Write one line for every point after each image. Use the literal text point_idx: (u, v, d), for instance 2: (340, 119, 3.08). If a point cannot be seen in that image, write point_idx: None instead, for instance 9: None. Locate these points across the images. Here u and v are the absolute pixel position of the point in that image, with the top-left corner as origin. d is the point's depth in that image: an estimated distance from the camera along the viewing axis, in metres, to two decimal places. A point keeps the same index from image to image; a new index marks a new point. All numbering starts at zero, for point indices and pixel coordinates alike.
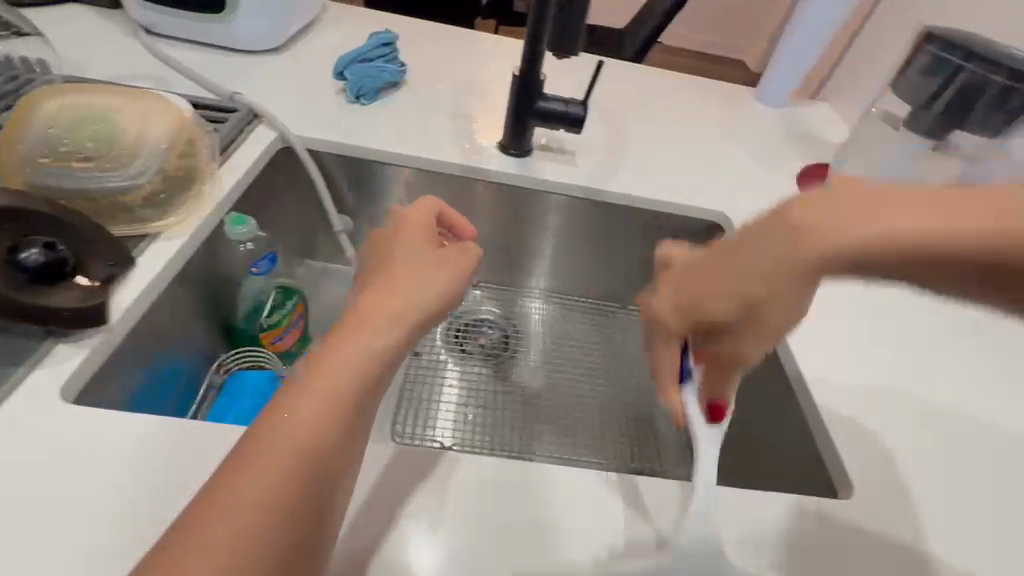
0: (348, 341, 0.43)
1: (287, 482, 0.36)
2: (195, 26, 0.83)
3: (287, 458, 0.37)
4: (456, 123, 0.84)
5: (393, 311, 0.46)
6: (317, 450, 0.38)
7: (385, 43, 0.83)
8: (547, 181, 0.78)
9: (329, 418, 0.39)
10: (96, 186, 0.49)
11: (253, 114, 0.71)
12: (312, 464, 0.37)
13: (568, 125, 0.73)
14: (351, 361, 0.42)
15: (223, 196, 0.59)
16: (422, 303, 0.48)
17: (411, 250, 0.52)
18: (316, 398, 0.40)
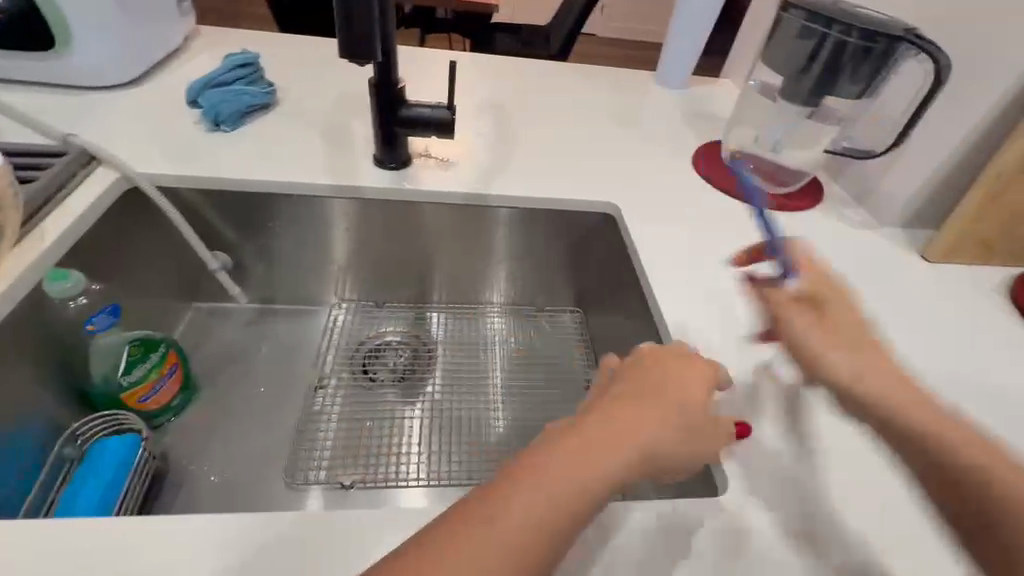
0: (611, 420, 0.39)
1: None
2: (24, 65, 0.75)
3: (507, 560, 0.32)
4: (331, 140, 0.79)
5: (642, 448, 0.38)
6: (541, 563, 0.33)
7: (242, 64, 0.78)
8: (426, 190, 0.75)
9: (553, 532, 0.34)
10: None
11: (88, 155, 0.65)
12: (525, 571, 0.32)
13: (436, 130, 0.70)
14: (600, 460, 0.36)
15: (41, 253, 0.53)
16: (659, 449, 0.38)
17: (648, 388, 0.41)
18: (542, 502, 0.34)
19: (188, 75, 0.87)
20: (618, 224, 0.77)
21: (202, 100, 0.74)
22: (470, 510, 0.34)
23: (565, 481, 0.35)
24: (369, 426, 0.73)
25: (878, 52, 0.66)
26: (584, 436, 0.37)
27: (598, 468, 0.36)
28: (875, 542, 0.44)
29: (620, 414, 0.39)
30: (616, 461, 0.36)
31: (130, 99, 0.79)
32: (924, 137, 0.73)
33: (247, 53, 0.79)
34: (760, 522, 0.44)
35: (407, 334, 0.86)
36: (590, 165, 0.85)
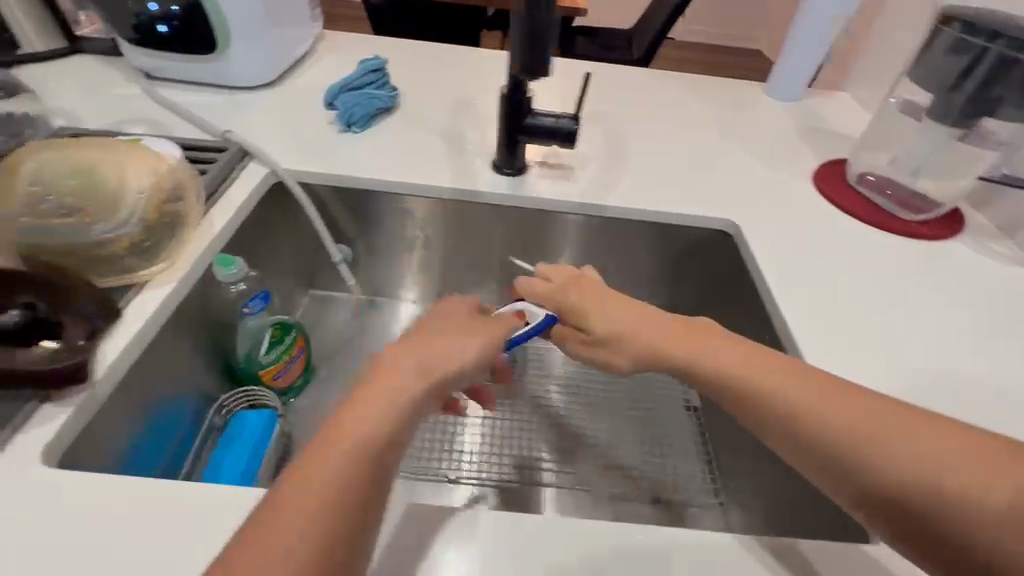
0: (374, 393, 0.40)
1: (321, 507, 0.35)
2: (189, 68, 0.84)
3: (338, 460, 0.36)
4: (450, 144, 0.82)
5: (425, 359, 0.43)
6: (358, 478, 0.36)
7: (374, 69, 0.82)
8: (542, 198, 0.75)
9: (368, 438, 0.37)
10: (78, 241, 0.48)
11: (243, 151, 0.71)
12: (366, 479, 0.37)
13: (560, 139, 0.70)
14: (395, 392, 0.40)
15: (213, 238, 0.58)
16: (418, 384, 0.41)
17: (455, 310, 0.50)
18: (365, 421, 0.38)
19: (319, 79, 0.93)
20: (736, 243, 0.74)
21: (337, 103, 0.78)
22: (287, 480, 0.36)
23: (380, 404, 0.39)
24: (467, 423, 0.75)
25: None
26: (382, 372, 0.42)
27: (394, 401, 0.40)
28: None
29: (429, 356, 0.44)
30: (406, 386, 0.41)
31: (271, 100, 0.86)
32: None
33: (377, 58, 0.83)
34: None
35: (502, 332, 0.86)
36: (703, 179, 0.83)
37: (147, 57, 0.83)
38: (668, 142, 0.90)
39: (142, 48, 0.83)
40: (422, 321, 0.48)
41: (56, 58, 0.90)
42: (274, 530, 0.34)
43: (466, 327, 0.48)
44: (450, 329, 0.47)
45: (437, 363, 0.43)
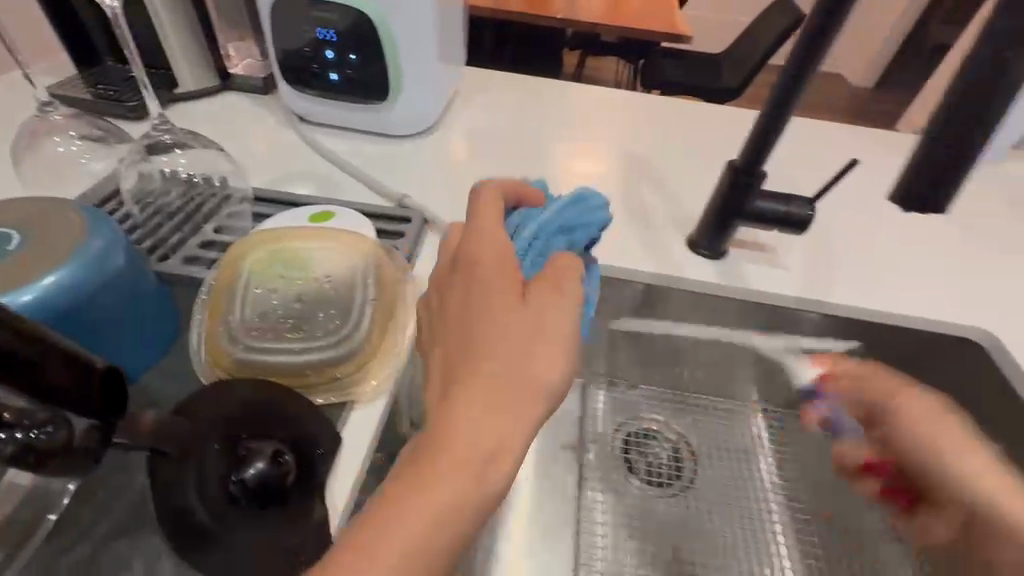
0: (457, 398, 0.33)
1: (453, 509, 0.32)
2: (350, 114, 0.79)
3: (457, 460, 0.32)
4: (630, 212, 0.74)
5: (496, 375, 0.34)
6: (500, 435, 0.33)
7: (592, 203, 0.51)
8: (752, 288, 0.66)
9: (497, 433, 0.33)
10: (303, 357, 0.41)
11: (423, 221, 0.64)
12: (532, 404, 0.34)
13: (789, 227, 0.60)
14: (489, 391, 0.33)
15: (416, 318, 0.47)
16: (516, 361, 0.34)
17: (495, 283, 0.37)
18: (435, 479, 0.32)
19: (472, 128, 0.87)
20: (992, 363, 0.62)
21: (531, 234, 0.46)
22: (414, 467, 0.33)
23: (489, 405, 0.33)
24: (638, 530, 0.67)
25: None
26: (467, 369, 0.34)
27: (501, 434, 0.33)
28: None
29: (466, 375, 0.34)
30: (508, 391, 0.34)
31: (429, 151, 0.80)
32: None
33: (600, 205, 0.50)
34: None
35: (667, 426, 0.76)
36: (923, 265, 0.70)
37: (308, 101, 0.78)
38: (876, 212, 0.75)
39: (303, 92, 0.78)
40: (473, 283, 0.37)
41: (205, 96, 0.86)
42: (396, 545, 0.30)
43: (545, 309, 0.36)
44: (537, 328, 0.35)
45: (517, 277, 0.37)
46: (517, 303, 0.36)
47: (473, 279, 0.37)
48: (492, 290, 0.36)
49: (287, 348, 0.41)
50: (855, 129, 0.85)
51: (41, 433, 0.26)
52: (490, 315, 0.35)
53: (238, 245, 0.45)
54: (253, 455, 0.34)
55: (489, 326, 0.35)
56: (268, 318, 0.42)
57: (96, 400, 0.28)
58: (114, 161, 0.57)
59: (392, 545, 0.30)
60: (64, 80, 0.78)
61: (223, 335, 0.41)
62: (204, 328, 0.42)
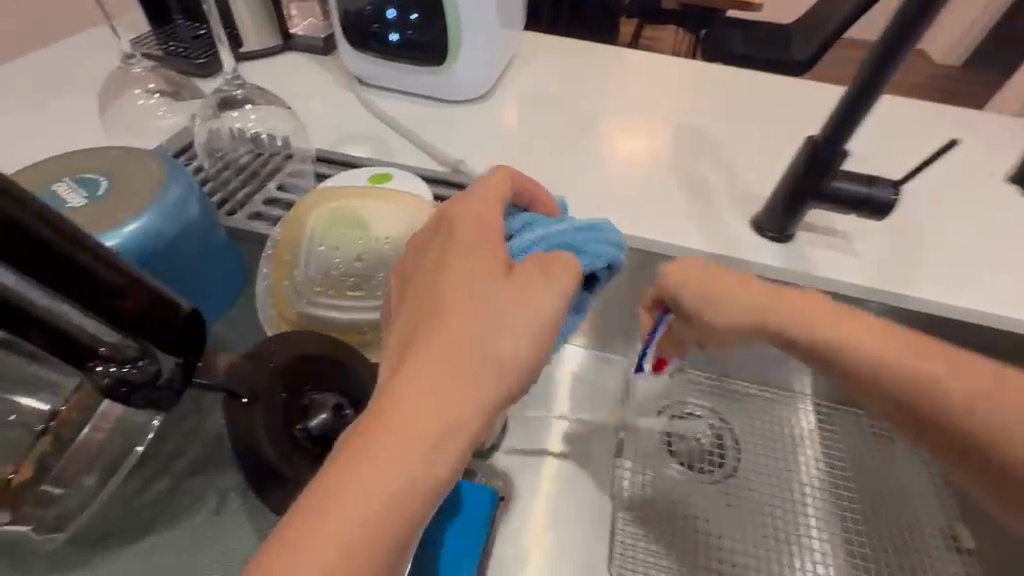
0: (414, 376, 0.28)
1: (395, 499, 0.27)
2: (408, 77, 0.78)
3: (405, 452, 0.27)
4: (691, 188, 0.70)
5: (463, 355, 0.29)
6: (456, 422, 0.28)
7: (607, 237, 0.38)
8: (821, 276, 0.61)
9: (446, 418, 0.28)
10: (362, 315, 0.42)
11: None
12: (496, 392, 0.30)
13: (868, 211, 0.56)
14: (433, 376, 0.28)
15: None
16: (492, 337, 0.29)
17: (474, 259, 0.31)
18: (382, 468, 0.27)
19: (529, 94, 0.85)
20: None
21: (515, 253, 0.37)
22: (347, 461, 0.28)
23: (450, 388, 0.28)
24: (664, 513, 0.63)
25: None
26: (420, 343, 0.29)
27: (459, 405, 0.28)
28: None
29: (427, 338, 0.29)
30: (464, 382, 0.29)
31: (484, 118, 0.79)
32: None
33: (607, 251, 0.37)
34: None
35: (712, 409, 0.71)
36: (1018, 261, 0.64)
37: (368, 63, 0.78)
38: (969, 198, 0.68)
39: (363, 53, 0.78)
40: (446, 261, 0.32)
41: (268, 55, 0.87)
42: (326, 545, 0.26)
43: (530, 293, 0.31)
44: (511, 302, 0.30)
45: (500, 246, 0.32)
46: (499, 278, 0.31)
47: (446, 250, 0.32)
48: (473, 260, 0.31)
49: (348, 305, 0.42)
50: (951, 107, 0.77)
51: (134, 366, 0.28)
52: (461, 285, 0.30)
53: (302, 201, 0.46)
54: (318, 406, 0.35)
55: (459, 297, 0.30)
56: (330, 276, 0.43)
57: (182, 345, 0.30)
58: (186, 116, 0.59)
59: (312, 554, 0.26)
60: (139, 35, 0.81)
61: (289, 289, 0.43)
62: (270, 280, 0.43)
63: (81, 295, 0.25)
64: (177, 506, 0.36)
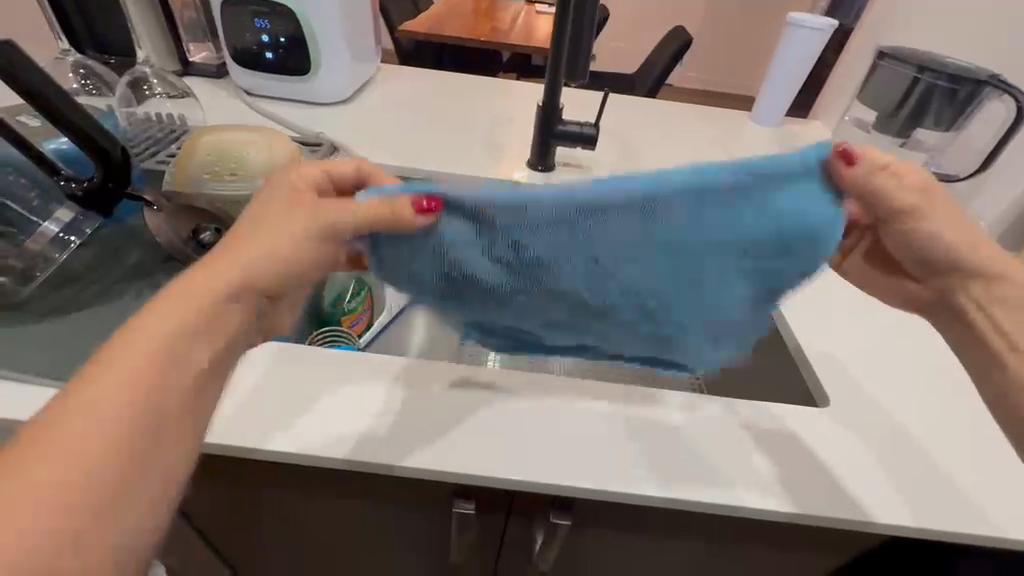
0: (158, 323, 0.34)
1: (90, 490, 0.28)
2: (283, 84, 1.04)
3: (146, 373, 0.32)
4: (493, 151, 1.02)
5: (251, 272, 0.39)
6: (134, 412, 0.31)
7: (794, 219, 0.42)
8: (569, 188, 0.93)
9: (171, 342, 0.34)
10: (238, 194, 0.66)
11: (333, 147, 0.89)
12: (176, 368, 0.33)
13: (584, 142, 0.90)
14: (126, 380, 0.31)
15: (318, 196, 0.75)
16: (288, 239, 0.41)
17: (185, 303, 0.35)
18: (60, 445, 0.28)
19: (383, 102, 1.15)
20: None
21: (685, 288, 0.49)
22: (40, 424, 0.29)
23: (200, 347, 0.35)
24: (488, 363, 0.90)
25: (968, 89, 0.79)
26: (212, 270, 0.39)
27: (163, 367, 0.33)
28: (912, 452, 0.54)
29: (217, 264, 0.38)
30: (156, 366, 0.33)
31: (346, 114, 1.07)
32: (971, 156, 0.89)
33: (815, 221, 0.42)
34: (872, 451, 0.53)
35: None
36: None
37: (252, 77, 1.04)
38: (670, 150, 1.08)
39: (249, 70, 1.04)
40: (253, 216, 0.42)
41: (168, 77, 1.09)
42: (60, 444, 0.28)
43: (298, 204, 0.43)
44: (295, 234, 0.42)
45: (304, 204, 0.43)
46: (305, 194, 0.44)
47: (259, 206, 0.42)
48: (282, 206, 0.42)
49: (228, 186, 0.66)
50: (657, 110, 1.21)
51: (81, 185, 0.50)
52: (216, 280, 0.37)
53: (196, 132, 0.70)
54: (204, 230, 0.57)
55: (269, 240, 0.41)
56: (213, 171, 0.67)
57: (114, 177, 0.51)
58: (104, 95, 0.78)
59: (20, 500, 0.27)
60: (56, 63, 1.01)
61: (188, 179, 0.66)
62: (174, 175, 0.67)
63: (68, 130, 0.48)
64: (96, 297, 0.54)
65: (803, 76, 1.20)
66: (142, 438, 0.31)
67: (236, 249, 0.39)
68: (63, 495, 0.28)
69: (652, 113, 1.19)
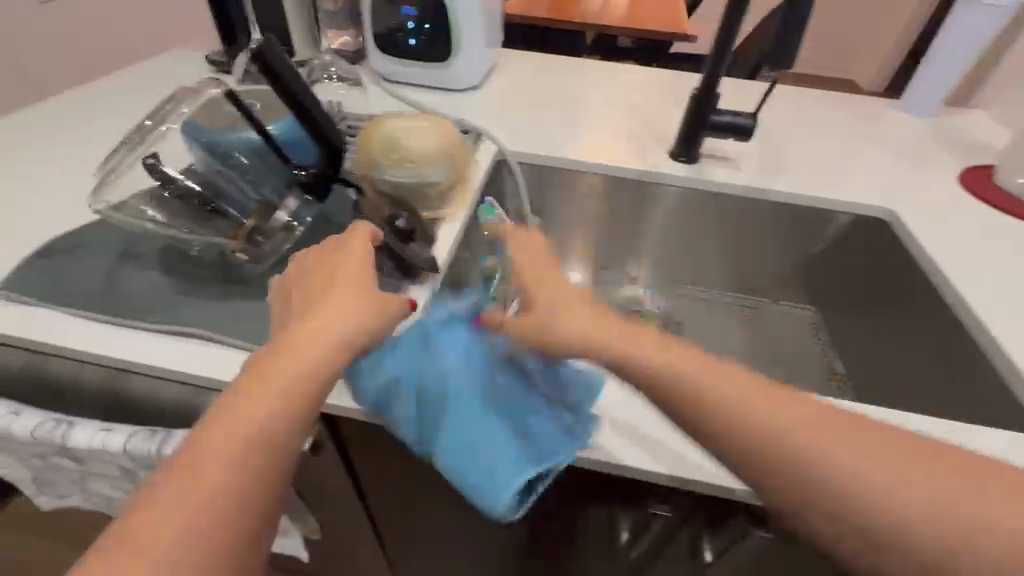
0: (275, 372, 0.39)
1: (208, 522, 0.34)
2: (420, 69, 1.06)
3: (234, 443, 0.36)
4: (628, 139, 0.99)
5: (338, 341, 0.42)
6: (243, 470, 0.36)
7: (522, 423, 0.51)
8: (715, 183, 0.90)
9: (289, 404, 0.39)
10: (414, 182, 0.68)
11: (479, 134, 0.90)
12: (274, 427, 0.38)
13: (739, 134, 0.85)
14: (216, 454, 0.36)
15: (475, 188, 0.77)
16: (362, 311, 0.44)
17: (293, 361, 0.40)
18: (177, 498, 0.34)
19: (510, 86, 1.14)
20: (893, 230, 0.85)
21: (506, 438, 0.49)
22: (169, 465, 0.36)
23: (289, 419, 0.39)
24: None
25: None
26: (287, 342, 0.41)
27: (258, 430, 0.37)
28: None
29: (280, 356, 0.41)
30: (255, 427, 0.37)
31: (478, 99, 1.08)
32: None
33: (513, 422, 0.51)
34: None
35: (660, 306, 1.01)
36: (849, 174, 0.94)
37: (392, 62, 1.06)
38: (816, 141, 1.01)
39: (389, 55, 1.06)
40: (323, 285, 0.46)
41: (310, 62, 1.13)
42: (174, 502, 0.34)
43: (343, 269, 0.47)
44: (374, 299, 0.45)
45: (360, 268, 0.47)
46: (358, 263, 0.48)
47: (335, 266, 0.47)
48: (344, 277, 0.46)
49: (406, 174, 0.68)
50: (796, 97, 1.12)
51: None
52: (289, 347, 0.41)
53: (372, 120, 0.73)
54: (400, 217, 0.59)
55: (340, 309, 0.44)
56: (391, 158, 0.68)
57: None
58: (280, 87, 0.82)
59: (145, 545, 0.33)
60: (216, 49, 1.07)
61: (368, 165, 0.68)
62: (355, 162, 0.69)
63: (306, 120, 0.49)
64: None
65: (974, 58, 1.07)
66: (233, 485, 0.35)
67: (313, 313, 0.43)
68: (181, 537, 0.33)
69: (792, 100, 1.11)
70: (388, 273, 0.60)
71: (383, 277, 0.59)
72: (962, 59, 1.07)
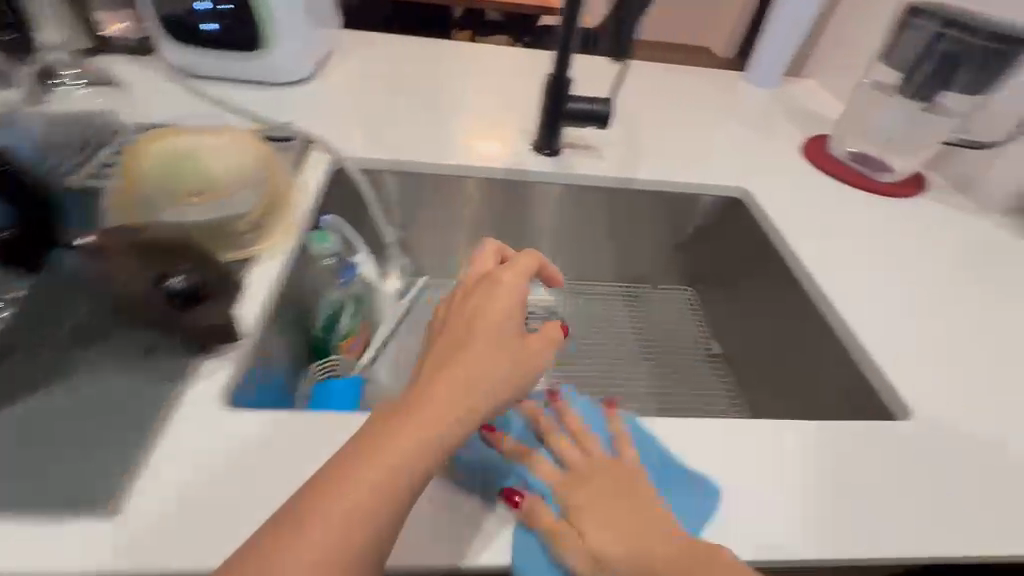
0: (399, 430, 0.41)
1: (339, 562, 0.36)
2: (228, 60, 0.87)
3: (369, 498, 0.38)
4: (488, 132, 0.90)
5: (459, 408, 0.43)
6: (371, 522, 0.38)
7: None
8: (581, 176, 0.85)
9: (411, 473, 0.40)
10: (207, 217, 0.53)
11: (307, 140, 0.75)
12: (391, 490, 0.39)
13: (598, 123, 0.80)
14: (355, 500, 0.38)
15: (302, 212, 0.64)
16: (487, 386, 0.45)
17: (425, 423, 0.42)
18: (304, 542, 0.36)
19: (351, 75, 0.99)
20: (748, 210, 0.86)
21: None
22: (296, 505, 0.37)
23: (397, 491, 0.39)
24: None
25: (1000, 53, 0.75)
26: (421, 405, 0.43)
27: (384, 485, 0.39)
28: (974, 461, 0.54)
29: (399, 420, 0.42)
30: (376, 488, 0.38)
31: (310, 93, 0.91)
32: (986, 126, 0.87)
33: None
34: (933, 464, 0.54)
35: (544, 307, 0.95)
36: (707, 152, 0.94)
37: (188, 52, 0.85)
38: (676, 120, 1.00)
39: (182, 43, 0.85)
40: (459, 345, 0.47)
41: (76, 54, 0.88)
42: (308, 537, 0.36)
43: (490, 331, 0.48)
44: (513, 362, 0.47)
45: (500, 327, 0.48)
46: (514, 331, 0.49)
47: (471, 324, 0.48)
48: (474, 350, 0.46)
49: (194, 209, 0.53)
50: (654, 73, 1.11)
51: None
52: (421, 412, 0.42)
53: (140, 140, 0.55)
54: (171, 275, 0.46)
55: (465, 372, 0.45)
56: (169, 189, 0.52)
57: None
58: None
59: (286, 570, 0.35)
60: None
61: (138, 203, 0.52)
62: (117, 200, 0.52)
63: None
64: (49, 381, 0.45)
65: (805, 29, 1.13)
66: (364, 535, 0.37)
67: (433, 379, 0.44)
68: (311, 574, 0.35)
69: (650, 76, 1.09)
70: (167, 350, 0.48)
71: (157, 359, 0.48)
72: (795, 29, 1.11)
